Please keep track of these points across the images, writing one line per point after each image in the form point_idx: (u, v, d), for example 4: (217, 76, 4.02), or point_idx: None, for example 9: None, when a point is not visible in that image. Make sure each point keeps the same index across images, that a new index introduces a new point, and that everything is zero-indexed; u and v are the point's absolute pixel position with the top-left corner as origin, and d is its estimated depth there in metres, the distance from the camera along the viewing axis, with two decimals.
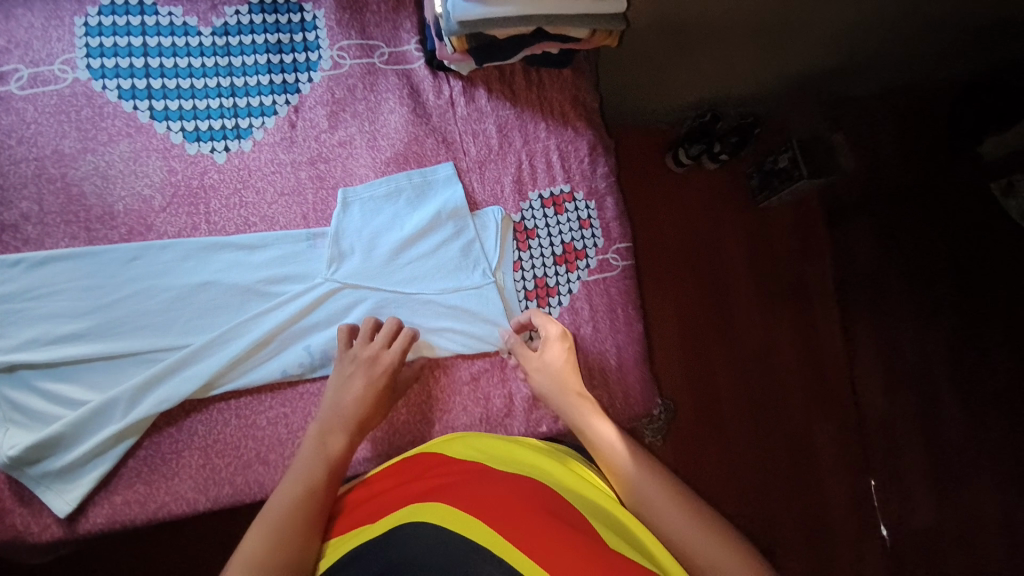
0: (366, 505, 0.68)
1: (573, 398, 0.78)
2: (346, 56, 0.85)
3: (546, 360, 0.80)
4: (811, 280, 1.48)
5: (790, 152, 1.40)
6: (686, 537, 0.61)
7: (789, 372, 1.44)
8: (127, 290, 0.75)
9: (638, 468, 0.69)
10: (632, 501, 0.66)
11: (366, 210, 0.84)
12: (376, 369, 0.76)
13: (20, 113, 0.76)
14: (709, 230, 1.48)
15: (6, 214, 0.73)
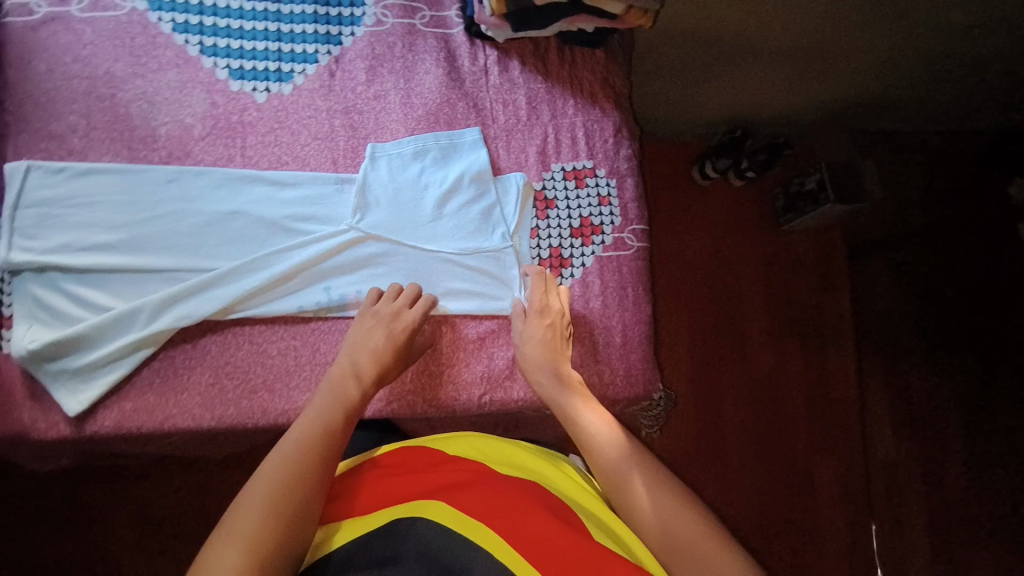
0: (369, 488, 0.69)
1: (560, 373, 0.79)
2: (389, 15, 0.89)
3: (541, 330, 0.82)
4: (824, 301, 1.48)
5: (819, 175, 1.39)
6: (657, 509, 0.63)
7: (795, 388, 1.43)
8: (161, 211, 0.79)
9: (616, 444, 0.71)
10: (607, 475, 0.69)
11: (393, 165, 0.86)
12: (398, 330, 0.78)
13: (79, 34, 0.79)
14: (726, 237, 1.49)
15: (56, 125, 0.77)
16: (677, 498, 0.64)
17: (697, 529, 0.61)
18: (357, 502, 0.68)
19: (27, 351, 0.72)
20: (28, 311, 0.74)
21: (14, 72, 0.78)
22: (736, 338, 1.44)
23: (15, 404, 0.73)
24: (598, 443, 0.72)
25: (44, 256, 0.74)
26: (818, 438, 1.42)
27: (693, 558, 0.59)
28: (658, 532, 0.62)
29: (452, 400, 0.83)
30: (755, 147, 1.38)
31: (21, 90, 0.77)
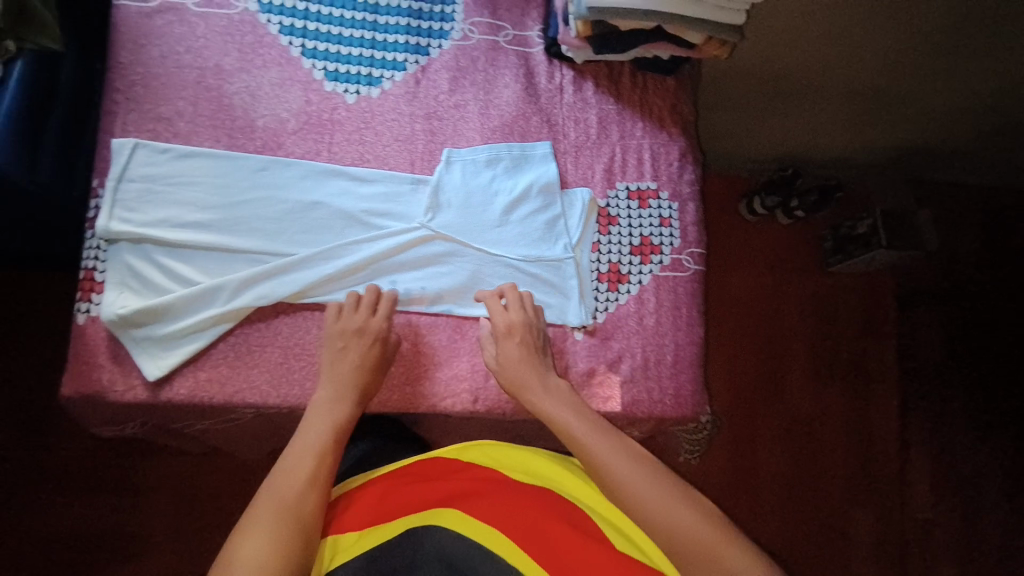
0: (384, 494, 0.73)
1: (548, 389, 0.80)
2: (475, 31, 0.93)
3: (515, 349, 0.81)
4: (870, 346, 1.46)
5: (872, 219, 1.39)
6: (667, 515, 0.65)
7: (835, 431, 1.40)
8: (250, 196, 0.84)
9: (616, 455, 0.71)
10: (611, 486, 0.69)
11: (466, 170, 0.90)
12: (369, 346, 0.79)
13: (192, 26, 0.85)
14: (773, 273, 1.48)
15: (164, 108, 0.83)
16: (685, 504, 0.66)
17: (706, 530, 0.64)
18: (362, 514, 0.72)
19: (117, 316, 0.76)
20: (122, 278, 0.79)
21: (128, 55, 0.83)
22: (777, 375, 1.42)
23: (97, 364, 0.78)
24: (596, 458, 0.72)
25: (143, 228, 0.79)
26: (855, 486, 1.38)
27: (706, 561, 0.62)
28: (668, 539, 0.64)
29: (503, 404, 0.84)
30: (809, 189, 1.41)
31: (131, 72, 0.83)
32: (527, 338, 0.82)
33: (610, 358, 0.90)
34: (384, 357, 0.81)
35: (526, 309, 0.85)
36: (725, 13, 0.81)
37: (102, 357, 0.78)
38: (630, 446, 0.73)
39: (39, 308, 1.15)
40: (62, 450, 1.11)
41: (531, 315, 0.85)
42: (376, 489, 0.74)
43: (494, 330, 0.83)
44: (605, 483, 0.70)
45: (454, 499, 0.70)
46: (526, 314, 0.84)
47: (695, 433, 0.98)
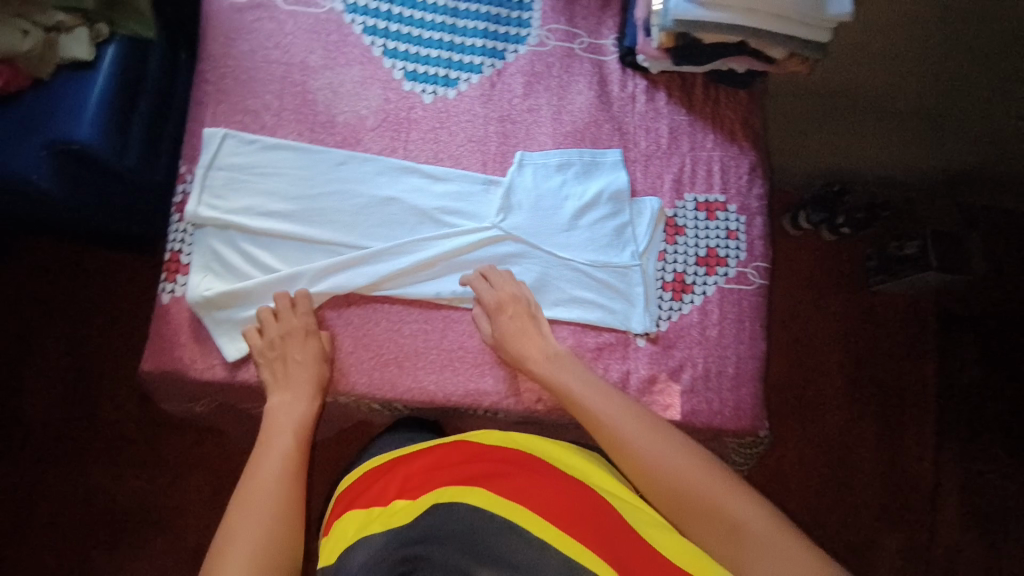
0: (398, 474, 0.74)
1: (552, 356, 0.81)
2: (551, 37, 0.94)
3: (509, 322, 0.83)
4: (919, 371, 1.42)
5: (920, 240, 1.36)
6: (672, 471, 0.67)
7: (885, 457, 1.37)
8: (329, 189, 0.86)
9: (621, 416, 0.73)
10: (615, 448, 0.71)
11: (537, 173, 0.91)
12: (307, 345, 0.80)
13: (281, 23, 0.88)
14: (824, 292, 1.45)
15: (252, 101, 0.85)
16: (688, 460, 0.67)
17: (710, 484, 0.65)
18: (387, 490, 0.73)
19: (202, 298, 0.80)
20: (206, 262, 0.82)
21: (219, 48, 0.86)
22: (824, 396, 1.39)
23: (177, 342, 0.80)
24: (599, 418, 0.74)
25: (228, 216, 0.82)
26: (904, 515, 1.34)
27: (713, 513, 0.63)
28: (673, 493, 0.66)
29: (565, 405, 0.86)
30: (854, 206, 1.34)
31: (223, 65, 0.85)
32: (519, 310, 0.84)
33: (671, 367, 0.90)
34: (317, 353, 0.80)
35: (500, 287, 0.85)
36: (810, 30, 0.80)
37: (183, 337, 0.80)
38: (628, 404, 0.75)
39: (109, 288, 1.19)
40: (120, 427, 1.14)
41: (515, 290, 0.85)
42: (409, 468, 0.74)
43: (484, 307, 0.85)
44: (608, 444, 0.72)
45: (481, 480, 0.69)
46: (509, 292, 0.85)
47: (752, 448, 0.97)
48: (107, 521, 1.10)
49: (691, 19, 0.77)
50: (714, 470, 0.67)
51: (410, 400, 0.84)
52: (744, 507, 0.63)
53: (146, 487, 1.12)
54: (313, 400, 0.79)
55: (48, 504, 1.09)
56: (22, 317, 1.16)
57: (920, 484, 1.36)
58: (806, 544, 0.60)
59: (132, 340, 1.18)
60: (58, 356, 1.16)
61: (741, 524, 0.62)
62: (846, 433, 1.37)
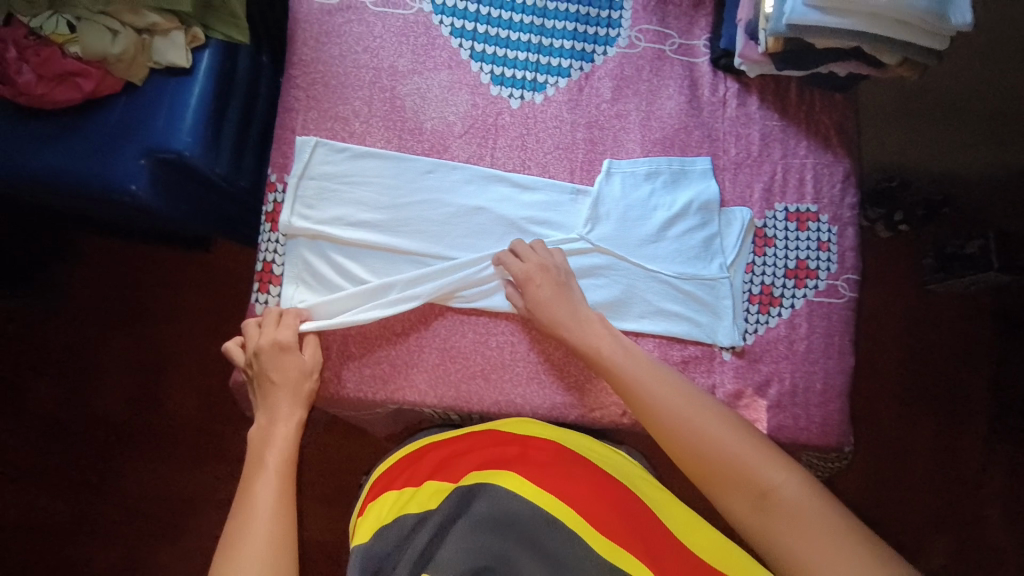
0: (428, 460, 0.75)
1: (588, 321, 0.81)
2: (642, 39, 0.91)
3: (540, 288, 0.82)
4: (978, 371, 1.35)
5: (984, 240, 1.29)
6: (705, 436, 0.68)
7: (956, 466, 1.32)
8: (417, 198, 0.85)
9: (660, 388, 0.74)
10: (648, 411, 0.72)
11: (625, 183, 0.89)
12: (284, 362, 0.78)
13: (370, 26, 0.86)
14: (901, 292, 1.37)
15: (342, 108, 0.85)
16: (721, 426, 0.69)
17: (744, 449, 0.66)
18: (417, 473, 0.74)
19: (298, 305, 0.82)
20: (298, 271, 0.83)
21: (310, 52, 0.84)
22: (889, 399, 1.34)
23: None
24: (633, 381, 0.75)
25: (320, 227, 0.82)
26: (974, 525, 1.29)
27: (746, 478, 0.64)
28: (706, 457, 0.67)
29: None
30: (912, 203, 1.32)
31: (312, 70, 0.84)
32: (550, 276, 0.82)
33: (757, 381, 0.89)
34: (296, 368, 0.79)
35: (538, 253, 0.84)
36: (934, 40, 0.75)
37: None
38: (673, 381, 0.74)
39: (184, 282, 1.23)
40: (197, 416, 1.19)
41: (547, 258, 0.83)
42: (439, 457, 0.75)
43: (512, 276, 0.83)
44: (641, 407, 0.73)
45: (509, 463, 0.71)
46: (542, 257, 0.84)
47: (833, 460, 0.95)
48: (190, 506, 1.16)
49: (809, 24, 0.73)
50: (746, 435, 0.68)
51: (497, 412, 0.85)
52: (776, 473, 0.64)
53: (225, 474, 1.17)
54: (296, 408, 0.78)
55: (134, 488, 1.15)
56: (103, 310, 1.21)
57: (984, 489, 1.31)
58: (838, 510, 0.61)
59: (206, 333, 1.21)
60: (139, 348, 1.20)
61: (773, 490, 0.63)
62: (916, 435, 1.33)
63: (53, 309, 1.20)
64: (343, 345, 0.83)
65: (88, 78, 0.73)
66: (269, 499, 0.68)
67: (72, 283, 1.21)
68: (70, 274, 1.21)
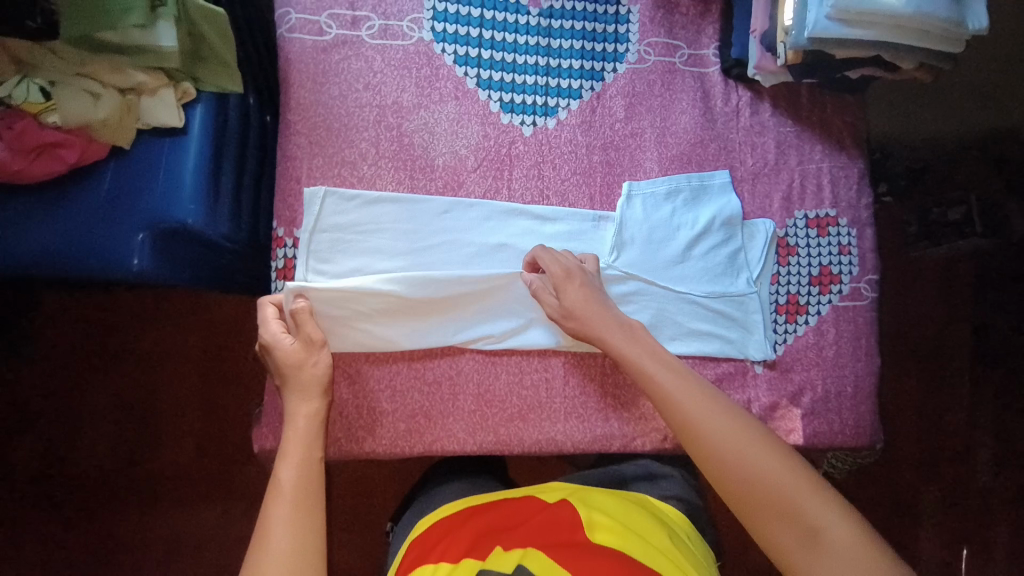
0: (465, 525, 0.67)
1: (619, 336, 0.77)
2: (652, 52, 0.89)
3: (577, 297, 0.78)
4: (962, 331, 1.38)
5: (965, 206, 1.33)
6: (753, 460, 0.65)
7: (966, 435, 1.36)
8: (436, 240, 0.81)
9: (704, 404, 0.70)
10: (693, 432, 0.68)
11: (646, 205, 0.86)
12: (283, 353, 0.73)
13: (369, 61, 0.82)
14: (904, 272, 1.40)
15: (348, 152, 0.80)
16: (768, 450, 0.65)
17: (793, 481, 0.63)
18: (457, 532, 0.66)
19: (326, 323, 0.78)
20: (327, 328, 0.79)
21: (308, 94, 0.80)
22: (892, 375, 1.37)
23: None
24: (673, 398, 0.71)
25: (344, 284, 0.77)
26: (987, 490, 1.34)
27: (793, 513, 0.62)
28: (753, 485, 0.64)
29: None
30: (896, 172, 1.36)
31: (313, 114, 0.80)
32: (583, 285, 0.79)
33: (792, 392, 0.89)
34: (284, 358, 0.72)
35: (571, 264, 0.80)
36: (951, 45, 0.75)
37: None
38: (718, 400, 0.71)
39: (184, 330, 1.18)
40: (213, 465, 1.15)
41: (580, 265, 0.81)
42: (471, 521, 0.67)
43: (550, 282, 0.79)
44: (682, 424, 0.70)
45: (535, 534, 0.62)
46: (570, 266, 0.80)
47: (866, 456, 0.97)
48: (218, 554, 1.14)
49: (830, 37, 0.73)
50: (794, 463, 0.65)
51: (539, 451, 0.83)
52: (823, 508, 0.61)
53: (250, 519, 1.15)
54: (301, 397, 0.71)
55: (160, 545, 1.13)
56: (100, 367, 1.15)
57: (978, 442, 1.35)
58: (882, 553, 0.59)
59: (212, 380, 1.17)
60: (144, 403, 1.15)
61: (821, 527, 0.60)
62: (920, 403, 1.36)
63: (44, 371, 1.14)
64: (376, 401, 0.81)
65: (71, 148, 0.67)
66: (290, 503, 0.61)
67: (64, 343, 1.15)
68: (60, 334, 1.15)
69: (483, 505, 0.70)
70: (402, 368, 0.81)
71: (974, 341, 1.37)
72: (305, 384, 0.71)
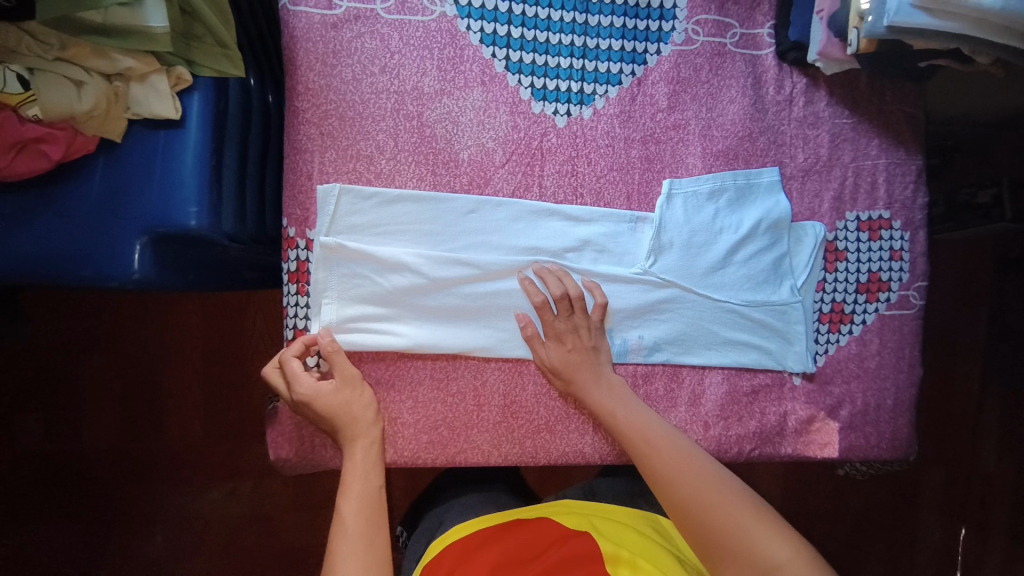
0: (496, 542, 0.64)
1: (601, 387, 0.74)
2: (700, 32, 0.80)
3: (568, 355, 0.75)
4: (976, 318, 1.31)
5: (997, 188, 1.15)
6: (712, 506, 0.64)
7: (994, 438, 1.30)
8: (463, 242, 0.75)
9: (669, 447, 0.70)
10: (656, 477, 0.68)
11: (688, 205, 0.79)
12: (326, 402, 0.69)
13: (385, 39, 0.73)
14: (948, 266, 1.31)
15: (364, 144, 0.72)
16: (723, 492, 0.65)
17: (745, 519, 0.62)
18: (491, 544, 0.64)
19: (354, 323, 0.72)
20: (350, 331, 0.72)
21: (318, 78, 0.71)
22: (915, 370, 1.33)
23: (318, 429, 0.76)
24: (643, 444, 0.71)
25: (362, 250, 0.71)
26: None
27: (746, 554, 0.60)
28: (708, 522, 0.63)
29: (722, 450, 0.81)
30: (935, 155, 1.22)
31: (323, 101, 0.71)
32: (579, 343, 0.75)
33: (830, 404, 0.85)
34: (333, 404, 0.69)
35: (577, 316, 0.75)
36: None
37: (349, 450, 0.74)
38: (682, 444, 0.71)
39: (181, 321, 1.11)
40: (217, 456, 1.12)
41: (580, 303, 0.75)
42: (502, 531, 0.66)
43: (544, 319, 0.75)
44: (644, 466, 0.70)
45: (544, 547, 0.62)
46: (572, 322, 0.75)
47: (897, 465, 0.93)
48: (225, 543, 1.12)
49: (913, 27, 0.64)
50: (747, 503, 0.64)
51: (566, 462, 0.79)
52: (778, 547, 0.59)
53: (255, 507, 1.13)
54: (365, 431, 0.71)
55: (166, 535, 1.11)
56: (96, 360, 1.10)
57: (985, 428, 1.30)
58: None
59: (214, 374, 1.12)
60: (144, 395, 1.11)
61: (777, 565, 0.58)
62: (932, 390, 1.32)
63: (36, 359, 1.08)
64: (397, 413, 0.75)
65: (54, 143, 0.61)
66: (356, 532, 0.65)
67: (54, 334, 1.08)
68: (49, 323, 1.08)
69: (514, 517, 0.68)
70: (423, 379, 0.75)
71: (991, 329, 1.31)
72: (366, 416, 0.71)
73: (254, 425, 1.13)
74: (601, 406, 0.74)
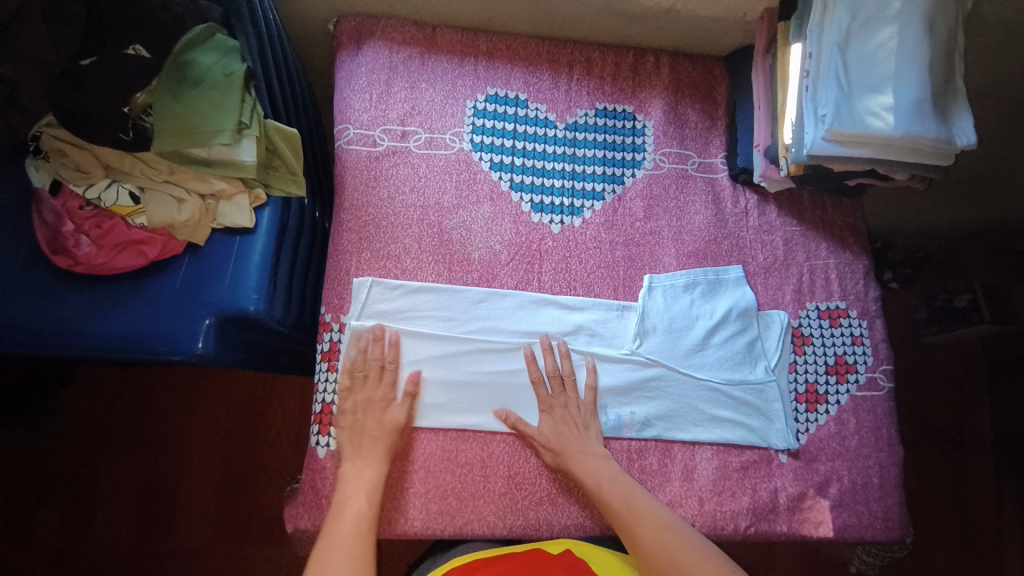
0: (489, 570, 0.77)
1: (588, 458, 0.81)
2: (666, 160, 1.00)
3: (558, 426, 0.83)
4: (962, 410, 1.37)
5: (972, 294, 1.30)
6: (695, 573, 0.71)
7: (1005, 534, 1.29)
8: (475, 325, 0.87)
9: (654, 522, 0.76)
10: (643, 548, 0.74)
11: (666, 295, 0.93)
12: (389, 410, 0.80)
13: (415, 166, 0.92)
14: (925, 359, 1.40)
15: (394, 246, 0.88)
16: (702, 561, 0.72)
17: None
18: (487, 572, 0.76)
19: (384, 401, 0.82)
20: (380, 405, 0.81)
21: (361, 197, 0.89)
22: (917, 464, 1.33)
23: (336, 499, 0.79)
24: (630, 517, 0.76)
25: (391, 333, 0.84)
26: None
27: None
28: None
29: (718, 527, 0.85)
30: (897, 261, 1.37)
31: (364, 214, 0.89)
32: (568, 416, 0.84)
33: (818, 481, 0.90)
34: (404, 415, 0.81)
35: (568, 388, 0.85)
36: (938, 157, 0.82)
37: None
38: (666, 519, 0.76)
39: (207, 408, 1.20)
40: (225, 545, 1.14)
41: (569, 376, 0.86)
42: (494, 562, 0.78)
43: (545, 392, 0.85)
44: (632, 539, 0.75)
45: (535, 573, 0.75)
46: (563, 396, 0.85)
47: (896, 548, 0.95)
48: None
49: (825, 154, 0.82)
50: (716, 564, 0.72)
51: (569, 535, 0.83)
52: None
53: None
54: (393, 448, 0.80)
55: None
56: (121, 451, 1.16)
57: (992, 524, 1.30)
58: None
59: (233, 462, 1.18)
60: (162, 482, 1.15)
61: None
62: (944, 489, 1.32)
63: (66, 446, 1.15)
64: (410, 483, 0.81)
65: (152, 245, 0.77)
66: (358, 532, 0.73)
67: (87, 422, 1.16)
68: (82, 411, 1.16)
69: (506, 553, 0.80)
70: (434, 450, 0.82)
71: (980, 421, 1.36)
72: (388, 437, 0.79)
73: (267, 514, 1.16)
74: (587, 478, 0.80)
